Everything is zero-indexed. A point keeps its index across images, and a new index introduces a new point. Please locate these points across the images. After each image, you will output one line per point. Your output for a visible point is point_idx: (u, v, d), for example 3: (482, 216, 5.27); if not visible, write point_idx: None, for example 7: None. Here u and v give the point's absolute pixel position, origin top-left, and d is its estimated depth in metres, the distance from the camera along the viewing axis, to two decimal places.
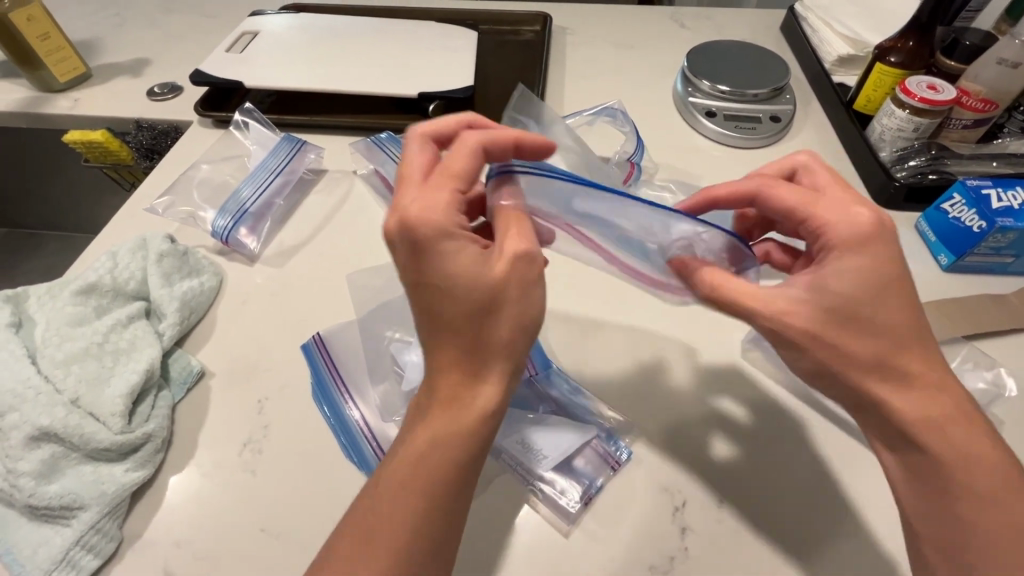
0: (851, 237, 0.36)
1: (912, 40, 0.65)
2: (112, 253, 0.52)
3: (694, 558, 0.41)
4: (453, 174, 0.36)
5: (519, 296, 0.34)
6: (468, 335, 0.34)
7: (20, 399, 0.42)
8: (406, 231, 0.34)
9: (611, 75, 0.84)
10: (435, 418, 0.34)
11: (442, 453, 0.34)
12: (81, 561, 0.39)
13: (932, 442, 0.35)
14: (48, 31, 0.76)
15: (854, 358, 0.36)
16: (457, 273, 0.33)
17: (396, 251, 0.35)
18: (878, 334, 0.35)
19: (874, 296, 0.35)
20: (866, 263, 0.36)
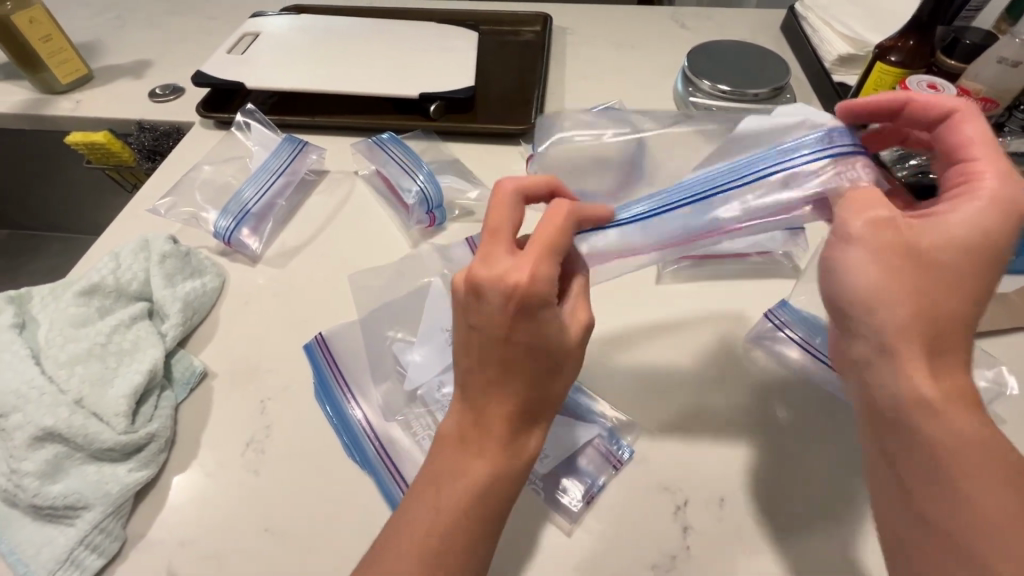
0: (994, 198, 0.34)
1: (911, 40, 0.65)
2: (114, 254, 0.52)
3: (696, 557, 0.41)
4: (552, 243, 0.34)
5: (578, 363, 0.37)
6: (531, 397, 0.35)
7: (24, 399, 0.42)
8: (512, 301, 0.33)
9: (612, 75, 0.84)
10: (491, 456, 0.35)
11: (492, 491, 0.35)
12: (84, 560, 0.39)
13: (947, 424, 0.31)
14: (50, 33, 0.77)
15: (910, 306, 0.33)
16: (549, 341, 0.34)
17: (486, 305, 0.33)
18: (947, 299, 0.33)
19: (975, 259, 0.33)
20: (988, 223, 0.34)
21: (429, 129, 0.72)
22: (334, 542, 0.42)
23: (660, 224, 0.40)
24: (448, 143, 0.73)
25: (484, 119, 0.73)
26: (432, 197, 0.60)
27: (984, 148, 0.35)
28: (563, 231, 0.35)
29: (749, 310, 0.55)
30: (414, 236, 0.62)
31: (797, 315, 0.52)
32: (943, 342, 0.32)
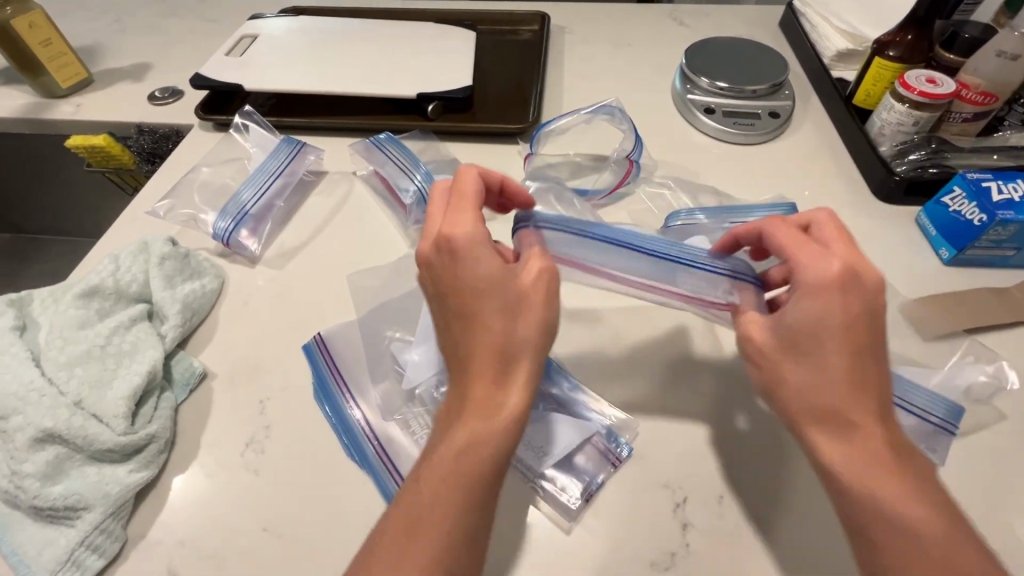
0: (813, 278, 0.36)
1: (910, 34, 0.64)
2: (114, 257, 0.53)
3: (695, 554, 0.41)
4: (465, 198, 0.40)
5: (539, 298, 0.37)
6: (500, 339, 0.36)
7: (24, 401, 0.43)
8: (441, 246, 0.38)
9: (610, 74, 0.84)
10: (466, 420, 0.35)
11: (469, 453, 0.34)
12: (85, 561, 0.40)
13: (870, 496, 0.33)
14: (49, 37, 0.77)
15: (797, 389, 0.36)
16: (482, 282, 0.36)
17: (432, 269, 0.39)
18: (829, 373, 0.35)
19: (831, 340, 0.35)
20: (827, 306, 0.35)
21: (427, 129, 0.72)
22: (332, 542, 0.42)
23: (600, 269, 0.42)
24: (446, 143, 0.73)
25: (482, 117, 0.73)
26: (431, 197, 0.60)
27: (793, 244, 0.38)
28: (474, 188, 0.41)
29: None
30: (413, 235, 0.62)
31: None
32: (835, 424, 0.34)
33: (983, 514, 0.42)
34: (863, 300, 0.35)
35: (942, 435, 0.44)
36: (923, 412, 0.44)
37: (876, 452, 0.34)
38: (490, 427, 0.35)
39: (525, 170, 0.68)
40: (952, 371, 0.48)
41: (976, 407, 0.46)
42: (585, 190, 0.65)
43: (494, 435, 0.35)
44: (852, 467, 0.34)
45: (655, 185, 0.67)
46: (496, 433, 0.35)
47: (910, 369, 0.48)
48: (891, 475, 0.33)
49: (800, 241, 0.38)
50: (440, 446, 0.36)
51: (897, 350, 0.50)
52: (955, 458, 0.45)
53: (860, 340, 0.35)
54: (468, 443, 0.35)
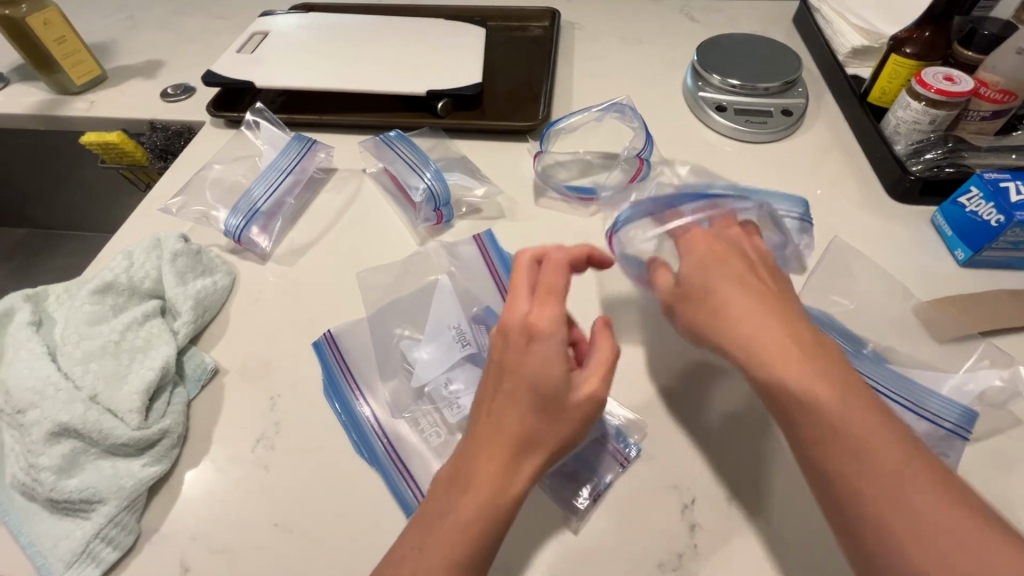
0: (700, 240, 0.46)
1: (927, 31, 0.63)
2: (128, 253, 0.53)
3: (703, 555, 0.41)
4: (555, 288, 0.40)
5: (582, 411, 0.38)
6: (523, 430, 0.36)
7: (41, 395, 0.43)
8: (523, 328, 0.38)
9: (620, 71, 0.83)
10: (472, 497, 0.35)
11: (473, 532, 0.35)
12: (100, 553, 0.40)
13: (797, 392, 0.36)
14: (64, 34, 0.78)
15: (703, 320, 0.43)
16: (546, 375, 0.37)
17: (504, 343, 0.39)
18: (728, 299, 0.42)
19: (707, 265, 0.45)
20: (709, 248, 0.46)
21: (437, 126, 0.72)
22: (340, 538, 0.42)
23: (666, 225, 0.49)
24: (455, 140, 0.73)
25: (492, 114, 0.73)
26: (440, 194, 0.60)
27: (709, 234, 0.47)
28: (564, 280, 0.41)
29: None
30: (422, 233, 0.62)
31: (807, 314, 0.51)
32: (728, 334, 0.41)
33: None
34: (728, 240, 0.46)
35: (956, 439, 0.43)
36: (934, 417, 0.44)
37: (788, 355, 0.38)
38: (496, 513, 0.35)
39: (534, 168, 0.67)
40: (967, 375, 0.47)
41: (991, 412, 0.46)
42: (595, 189, 0.65)
43: (496, 521, 0.35)
44: (799, 363, 0.37)
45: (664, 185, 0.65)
46: (496, 522, 0.35)
47: (922, 372, 0.47)
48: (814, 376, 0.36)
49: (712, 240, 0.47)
50: (447, 511, 0.35)
51: (911, 353, 0.49)
52: (967, 462, 0.44)
53: (738, 262, 0.44)
54: (480, 522, 0.35)
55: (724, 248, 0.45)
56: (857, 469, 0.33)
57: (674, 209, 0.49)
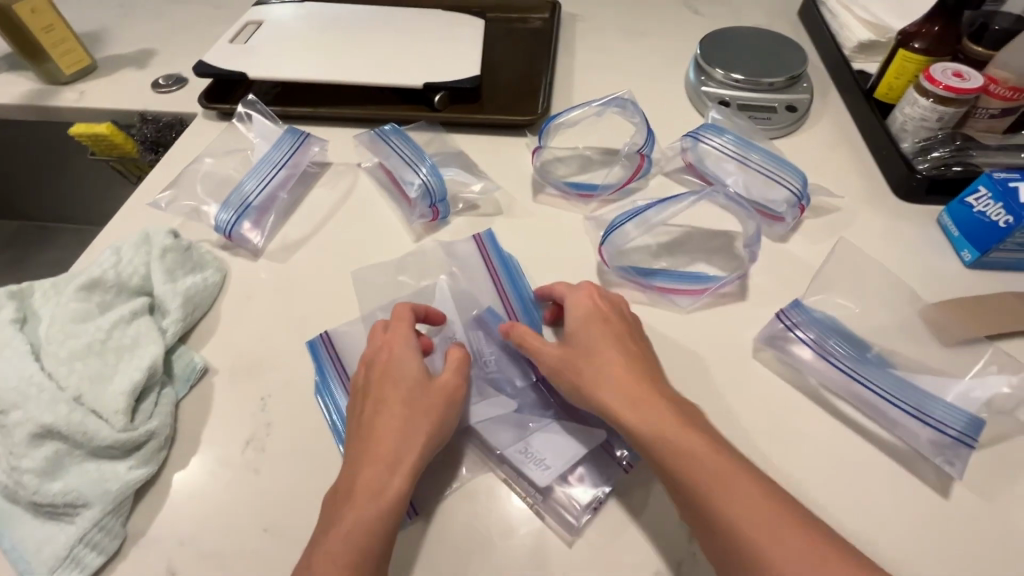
0: (583, 301, 0.48)
1: (938, 25, 0.62)
2: (115, 249, 0.52)
3: (702, 564, 0.40)
4: (403, 317, 0.47)
5: (446, 401, 0.43)
6: (393, 426, 0.41)
7: (24, 396, 0.42)
8: (380, 347, 0.45)
9: (622, 64, 0.81)
10: (358, 497, 0.38)
11: (361, 534, 0.37)
12: (84, 558, 0.39)
13: (687, 449, 0.38)
14: (52, 22, 0.76)
15: (590, 378, 0.43)
16: (403, 378, 0.43)
17: (366, 369, 0.45)
18: (610, 363, 0.43)
19: (583, 329, 0.46)
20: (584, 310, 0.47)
21: (434, 120, 0.70)
22: None
23: (696, 171, 0.65)
24: (452, 134, 0.71)
25: (490, 108, 0.71)
26: (436, 190, 0.59)
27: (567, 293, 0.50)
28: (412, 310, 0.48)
29: (761, 311, 0.53)
30: (417, 230, 0.61)
31: (810, 315, 0.50)
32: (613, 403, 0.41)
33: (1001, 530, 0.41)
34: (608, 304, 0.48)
35: (961, 447, 0.42)
36: (939, 424, 0.43)
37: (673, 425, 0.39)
38: (379, 509, 0.37)
39: (533, 164, 0.66)
40: (975, 381, 0.46)
41: (998, 419, 0.45)
42: (595, 186, 0.63)
43: (383, 516, 0.37)
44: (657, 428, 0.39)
45: (674, 177, 0.66)
46: (387, 517, 0.37)
47: (928, 377, 0.46)
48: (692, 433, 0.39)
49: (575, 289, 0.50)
50: (333, 524, 0.37)
51: (916, 357, 0.48)
52: (972, 470, 0.43)
53: (609, 324, 0.46)
54: (367, 522, 0.37)
55: (595, 307, 0.47)
56: (720, 526, 0.35)
57: (694, 159, 0.65)
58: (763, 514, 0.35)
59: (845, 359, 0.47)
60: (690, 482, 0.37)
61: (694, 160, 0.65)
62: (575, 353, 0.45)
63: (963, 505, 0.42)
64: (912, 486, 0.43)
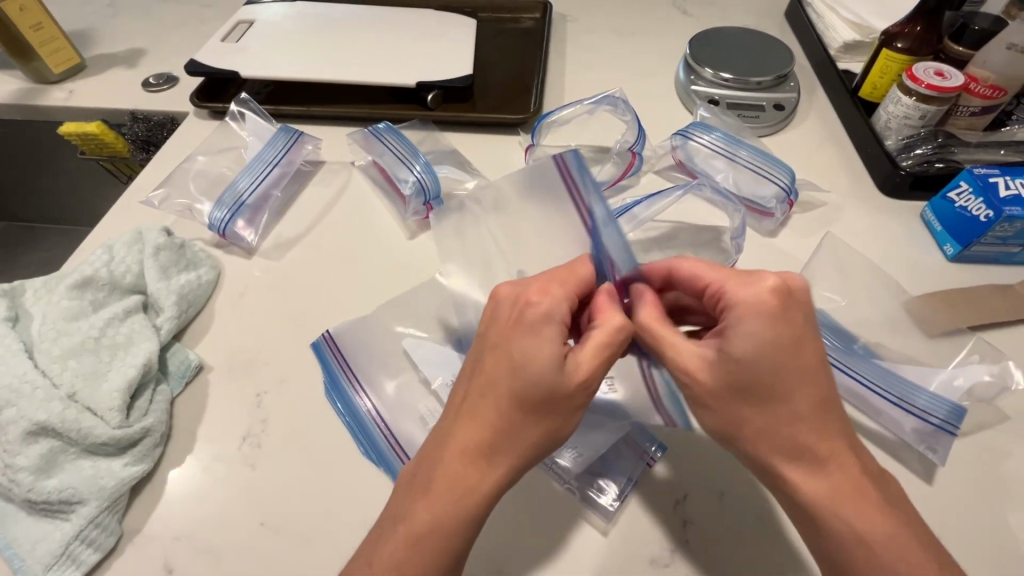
0: (750, 306, 0.36)
1: (920, 25, 0.63)
2: (108, 247, 0.52)
3: (694, 551, 0.42)
4: (568, 275, 0.40)
5: (568, 407, 0.37)
6: (502, 421, 0.36)
7: (17, 394, 0.42)
8: (518, 305, 0.38)
9: (613, 64, 0.82)
10: (437, 495, 0.35)
11: (434, 536, 0.35)
12: (80, 555, 0.39)
13: (836, 519, 0.35)
14: (40, 21, 0.75)
15: (750, 424, 0.37)
16: (532, 361, 0.36)
17: (494, 322, 0.39)
18: (774, 412, 0.36)
19: (772, 365, 0.35)
20: (775, 334, 0.35)
21: (427, 119, 0.71)
22: (328, 538, 0.42)
23: (683, 167, 0.67)
24: (445, 133, 0.72)
25: (483, 106, 0.72)
26: (431, 188, 0.59)
27: (716, 277, 0.40)
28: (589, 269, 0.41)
29: None
30: (412, 228, 0.62)
31: None
32: (780, 460, 0.37)
33: (983, 516, 0.42)
34: (799, 318, 0.36)
35: (943, 434, 0.44)
36: (922, 413, 0.44)
37: (840, 479, 0.36)
38: (470, 511, 0.35)
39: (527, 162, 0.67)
40: (956, 369, 0.47)
41: (979, 407, 0.46)
42: None
43: (473, 518, 0.35)
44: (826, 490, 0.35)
45: (664, 175, 0.67)
46: (464, 526, 0.35)
47: (911, 367, 0.48)
48: (859, 498, 0.35)
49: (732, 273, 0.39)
50: (409, 512, 0.36)
51: (898, 348, 0.49)
52: (954, 458, 0.44)
53: (802, 359, 0.36)
54: (450, 523, 0.35)
55: (774, 333, 0.35)
56: None
57: (683, 155, 0.66)
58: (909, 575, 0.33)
59: (833, 351, 0.49)
60: (844, 546, 0.35)
61: (682, 157, 0.66)
62: (736, 393, 0.37)
63: (946, 491, 0.43)
64: (898, 474, 0.44)
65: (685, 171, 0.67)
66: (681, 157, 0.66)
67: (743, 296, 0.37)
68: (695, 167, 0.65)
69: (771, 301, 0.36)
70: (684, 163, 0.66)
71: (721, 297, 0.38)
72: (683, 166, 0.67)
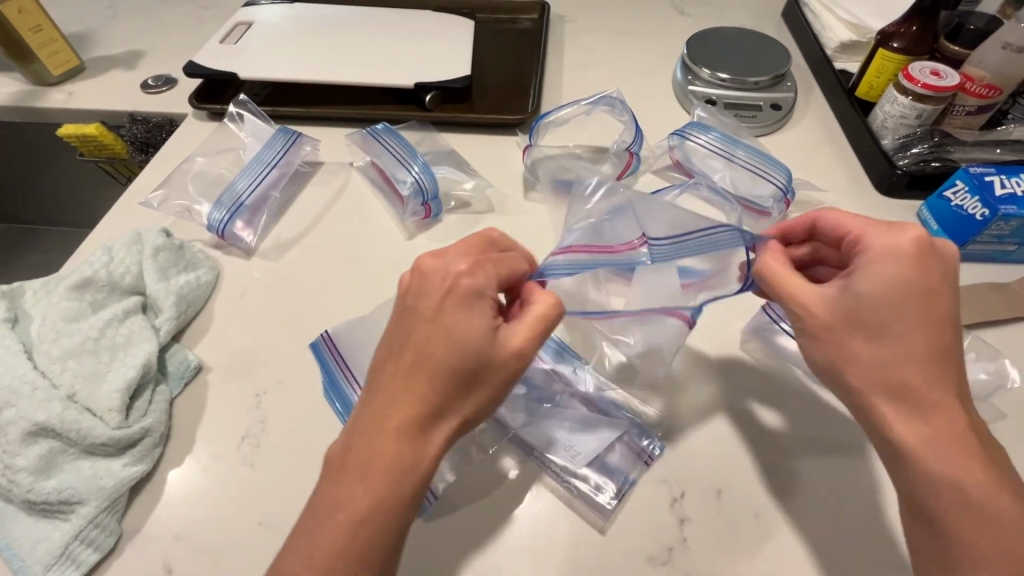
0: (892, 249, 0.36)
1: (915, 25, 0.63)
2: (107, 248, 0.52)
3: (692, 549, 0.42)
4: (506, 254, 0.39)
5: (499, 381, 0.36)
6: (434, 398, 0.34)
7: (16, 394, 0.42)
8: (444, 277, 0.36)
9: (611, 65, 0.83)
10: (371, 479, 0.33)
11: (370, 518, 0.33)
12: (80, 555, 0.40)
13: (933, 463, 0.33)
14: (40, 23, 0.76)
15: (855, 359, 0.36)
16: (465, 334, 0.34)
17: (418, 293, 0.36)
18: (889, 347, 0.35)
19: (896, 301, 0.35)
20: (906, 275, 0.35)
21: (425, 120, 0.71)
22: None
23: (679, 166, 0.67)
24: (443, 133, 0.72)
25: (481, 107, 0.72)
26: (428, 188, 0.60)
27: (856, 227, 0.39)
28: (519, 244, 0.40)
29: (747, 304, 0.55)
30: (411, 228, 0.62)
31: None
32: (880, 399, 0.35)
33: None
34: (941, 266, 0.36)
35: None
36: None
37: (942, 427, 0.34)
38: (405, 492, 0.33)
39: (524, 162, 0.67)
40: None
41: (975, 405, 0.46)
42: None
43: (408, 499, 0.34)
44: (928, 436, 0.34)
45: (661, 175, 0.67)
46: (397, 507, 0.33)
47: None
48: (959, 451, 0.33)
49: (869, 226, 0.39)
50: (342, 496, 0.33)
51: None
52: None
53: (931, 300, 0.35)
54: (383, 504, 0.33)
55: (908, 273, 0.35)
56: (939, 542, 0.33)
57: (680, 155, 0.66)
58: (993, 540, 0.32)
59: None
60: (931, 499, 0.33)
61: (679, 156, 0.66)
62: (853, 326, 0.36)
63: None
64: None
65: (682, 172, 0.67)
66: (678, 158, 0.66)
67: (884, 241, 0.37)
68: (692, 167, 0.65)
69: (912, 249, 0.36)
70: (681, 163, 0.66)
71: (856, 242, 0.38)
72: (680, 166, 0.67)
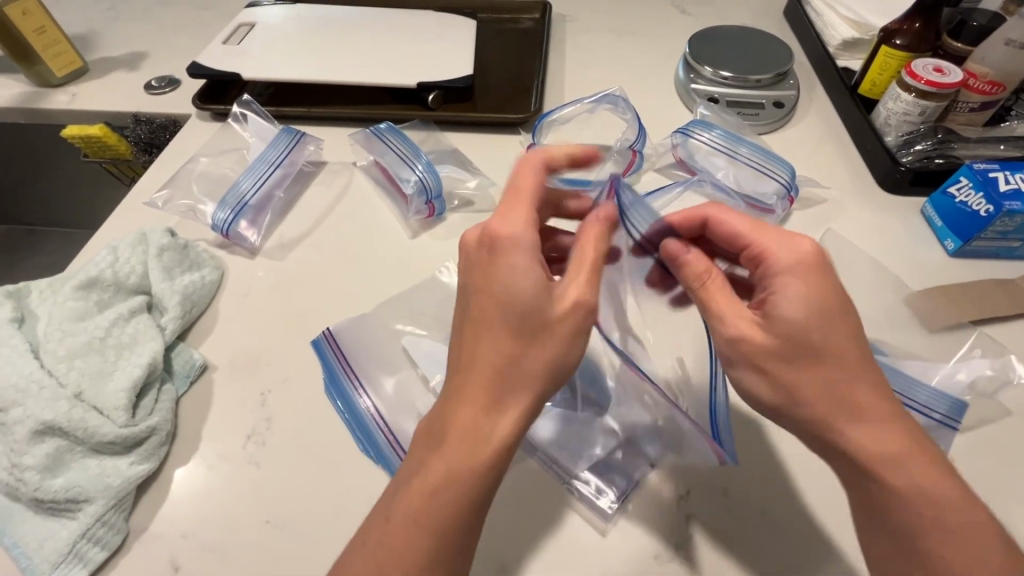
0: (796, 264, 0.38)
1: (917, 22, 0.63)
2: (112, 248, 0.52)
3: (698, 546, 0.42)
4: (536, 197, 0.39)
5: (569, 336, 0.36)
6: (502, 356, 0.35)
7: (24, 393, 0.42)
8: (486, 240, 0.37)
9: (613, 64, 0.83)
10: (450, 449, 0.34)
11: (450, 488, 0.34)
12: (87, 554, 0.40)
13: (894, 474, 0.35)
14: (44, 25, 0.76)
15: (812, 384, 0.36)
16: (519, 292, 0.35)
17: (471, 260, 0.38)
18: (822, 375, 0.36)
19: (824, 318, 0.36)
20: (817, 288, 0.37)
21: (428, 119, 0.71)
22: (333, 535, 0.42)
23: (682, 164, 0.67)
24: (445, 133, 0.72)
25: (483, 106, 0.72)
26: (432, 187, 0.60)
27: (750, 234, 0.41)
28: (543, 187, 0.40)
29: None
30: (414, 227, 0.62)
31: None
32: (837, 420, 0.35)
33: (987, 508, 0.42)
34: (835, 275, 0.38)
35: (945, 428, 0.44)
36: (924, 408, 0.44)
37: (897, 437, 0.35)
38: (484, 456, 0.34)
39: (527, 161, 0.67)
40: (958, 364, 0.48)
41: (981, 401, 0.46)
42: None
43: (489, 464, 0.34)
44: (889, 452, 0.35)
45: (664, 173, 0.67)
46: (481, 472, 0.34)
47: (912, 363, 0.48)
48: (916, 459, 0.35)
49: (758, 226, 0.41)
50: (424, 464, 0.35)
51: (899, 343, 0.50)
52: (958, 451, 0.45)
53: (842, 311, 0.36)
54: (469, 468, 0.34)
55: (818, 286, 0.37)
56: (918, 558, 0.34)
57: (683, 153, 0.66)
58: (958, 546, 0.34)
59: None
60: (904, 515, 0.34)
61: (683, 155, 0.66)
62: (795, 350, 0.36)
63: None
64: None
65: (684, 170, 0.67)
66: (682, 156, 0.66)
67: (784, 255, 0.38)
68: (695, 165, 0.65)
69: (805, 259, 0.38)
70: (684, 161, 0.66)
71: (759, 252, 0.40)
72: (682, 164, 0.67)
